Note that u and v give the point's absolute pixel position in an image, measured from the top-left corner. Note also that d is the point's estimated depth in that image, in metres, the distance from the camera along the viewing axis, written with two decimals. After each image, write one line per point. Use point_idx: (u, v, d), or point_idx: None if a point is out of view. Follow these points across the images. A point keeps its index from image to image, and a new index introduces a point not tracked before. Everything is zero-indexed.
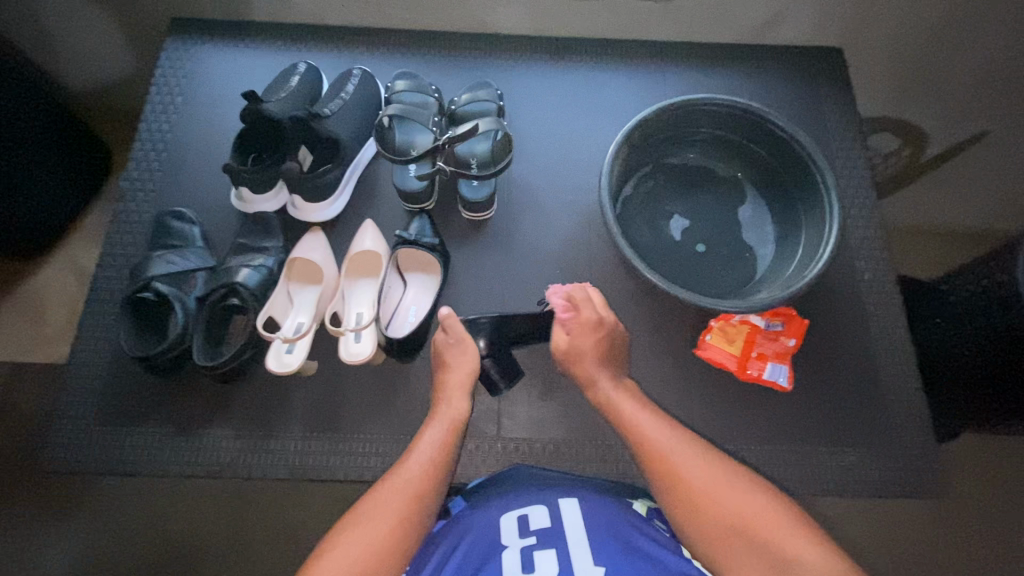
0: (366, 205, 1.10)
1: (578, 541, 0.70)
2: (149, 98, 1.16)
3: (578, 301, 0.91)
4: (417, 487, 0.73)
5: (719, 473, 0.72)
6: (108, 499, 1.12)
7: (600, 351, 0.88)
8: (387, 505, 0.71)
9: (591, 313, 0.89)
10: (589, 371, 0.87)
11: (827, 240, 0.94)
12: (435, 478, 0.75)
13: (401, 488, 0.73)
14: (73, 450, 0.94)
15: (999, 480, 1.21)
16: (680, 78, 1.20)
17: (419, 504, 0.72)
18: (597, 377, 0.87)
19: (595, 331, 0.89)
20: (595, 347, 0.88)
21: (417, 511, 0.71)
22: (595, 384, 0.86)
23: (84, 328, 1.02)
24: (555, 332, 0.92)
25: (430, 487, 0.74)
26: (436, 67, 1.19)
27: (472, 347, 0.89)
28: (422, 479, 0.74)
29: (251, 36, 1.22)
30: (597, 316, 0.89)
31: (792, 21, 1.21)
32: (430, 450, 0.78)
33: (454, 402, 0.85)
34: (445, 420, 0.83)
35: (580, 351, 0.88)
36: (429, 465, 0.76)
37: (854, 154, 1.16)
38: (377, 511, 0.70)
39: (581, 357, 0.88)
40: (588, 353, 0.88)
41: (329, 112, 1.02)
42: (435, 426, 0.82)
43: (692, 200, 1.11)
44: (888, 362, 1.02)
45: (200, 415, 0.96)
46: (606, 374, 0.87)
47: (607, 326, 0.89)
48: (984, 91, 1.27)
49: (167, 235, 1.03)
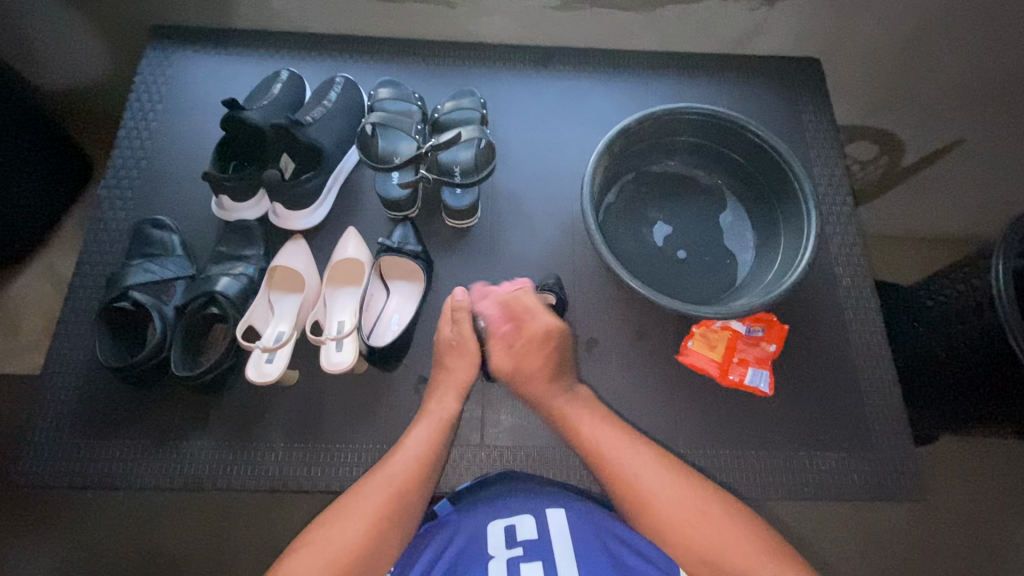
0: (349, 213, 1.09)
1: (564, 555, 0.71)
2: (129, 105, 1.15)
3: (517, 313, 0.88)
4: (399, 484, 0.73)
5: (681, 486, 0.72)
6: (84, 515, 1.10)
7: (549, 367, 0.86)
8: (370, 501, 0.71)
9: (536, 326, 0.86)
10: (541, 390, 0.85)
11: (806, 247, 0.96)
12: (419, 476, 0.75)
13: (385, 484, 0.73)
14: (46, 462, 0.92)
15: (978, 482, 1.24)
16: (663, 87, 1.21)
17: (403, 501, 0.72)
18: (547, 395, 0.85)
19: (543, 345, 0.86)
20: (544, 363, 0.86)
21: (400, 509, 0.71)
22: (549, 400, 0.85)
23: (60, 338, 1.00)
24: (495, 353, 0.89)
25: (414, 486, 0.74)
26: (420, 75, 1.19)
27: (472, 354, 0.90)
28: (409, 476, 0.74)
29: (233, 44, 1.21)
30: (542, 327, 0.87)
31: (772, 32, 1.23)
32: (418, 448, 0.79)
33: (443, 401, 0.86)
34: (434, 419, 0.83)
35: (534, 368, 0.86)
36: (415, 464, 0.76)
37: (832, 162, 1.18)
38: (358, 505, 0.70)
39: (530, 376, 0.86)
40: (537, 372, 0.85)
41: (311, 120, 1.01)
42: (427, 426, 0.82)
43: (674, 207, 1.12)
44: (867, 366, 1.03)
45: (177, 426, 0.95)
46: (557, 391, 0.85)
47: (555, 336, 0.86)
48: (956, 101, 1.31)
49: (145, 243, 1.02)
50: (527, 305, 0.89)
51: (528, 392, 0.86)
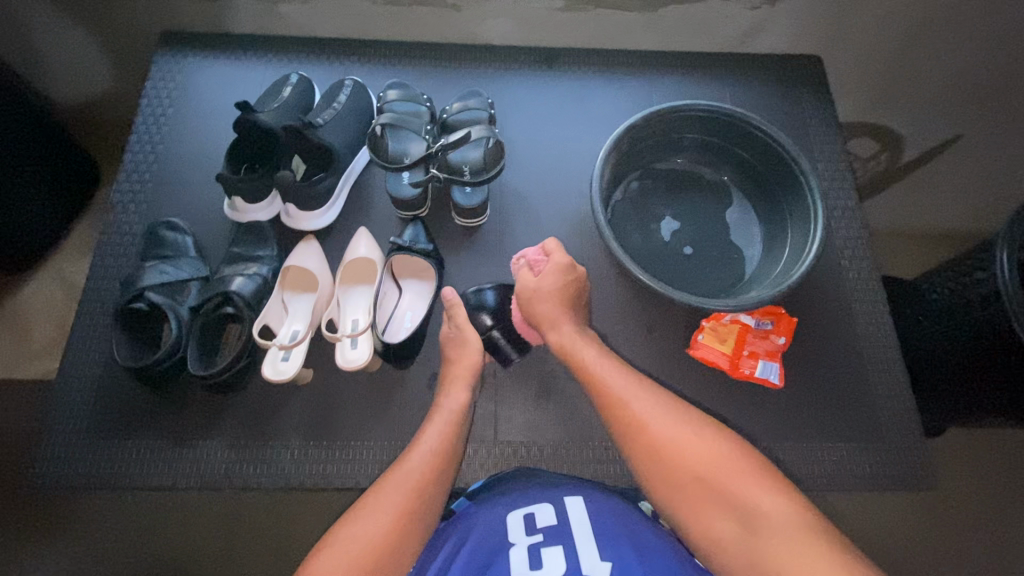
0: (360, 213, 1.10)
1: (584, 536, 0.72)
2: (139, 110, 1.16)
3: (550, 244, 0.94)
4: (419, 480, 0.74)
5: (688, 425, 0.72)
6: (105, 513, 1.12)
7: (565, 295, 0.90)
8: (392, 497, 0.72)
9: (563, 255, 0.92)
10: (552, 313, 0.89)
11: (813, 240, 0.97)
12: (437, 473, 0.76)
13: (405, 481, 0.74)
14: (63, 464, 0.93)
15: (985, 473, 1.25)
16: (666, 86, 1.23)
17: (424, 498, 0.73)
18: (558, 319, 0.89)
19: (563, 273, 0.91)
20: (561, 289, 0.91)
21: (421, 506, 0.72)
22: (557, 326, 0.88)
23: (75, 340, 1.00)
24: (522, 273, 0.94)
25: (433, 483, 0.75)
26: (427, 77, 1.21)
27: (472, 342, 0.91)
28: (427, 473, 0.75)
29: (241, 48, 1.22)
30: (568, 260, 0.92)
31: (772, 30, 1.24)
32: (434, 443, 0.80)
33: (454, 394, 0.87)
34: (447, 414, 0.84)
35: (551, 292, 0.90)
36: (433, 459, 0.78)
37: (834, 158, 1.19)
38: (380, 503, 0.71)
39: (545, 298, 0.90)
40: (552, 293, 0.90)
41: (322, 121, 1.03)
42: (440, 421, 0.83)
43: (681, 204, 1.13)
44: (875, 358, 1.04)
45: (193, 427, 0.95)
46: (567, 318, 0.89)
47: (577, 273, 0.92)
48: (954, 96, 1.33)
49: (159, 245, 1.02)
50: (552, 245, 0.94)
51: (538, 313, 0.90)
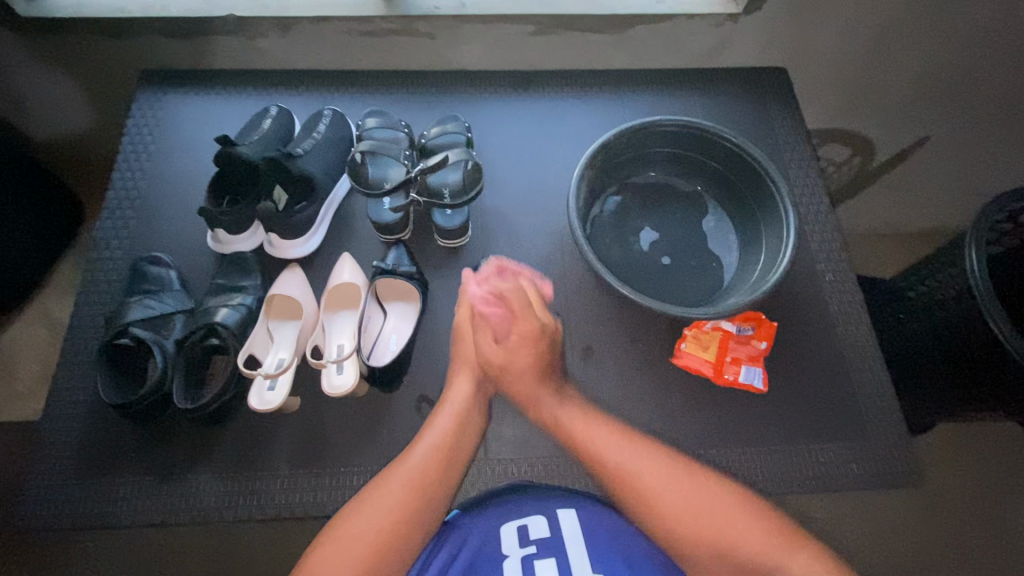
0: (343, 240, 1.12)
1: (577, 549, 0.73)
2: (122, 148, 1.18)
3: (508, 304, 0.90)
4: (419, 477, 0.76)
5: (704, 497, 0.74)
6: (101, 553, 1.12)
7: (535, 369, 0.88)
8: (391, 494, 0.74)
9: (527, 325, 0.88)
10: (528, 391, 0.88)
11: (786, 245, 1.00)
12: (438, 470, 0.78)
13: (405, 479, 0.76)
14: (49, 505, 0.92)
15: (970, 466, 1.28)
16: (638, 102, 1.26)
17: (424, 496, 0.75)
18: (536, 397, 0.88)
19: (532, 341, 0.88)
20: (532, 362, 0.89)
21: (420, 504, 0.74)
22: (539, 404, 0.87)
23: (60, 380, 1.00)
24: (483, 347, 0.91)
25: (434, 481, 0.77)
26: (405, 104, 1.24)
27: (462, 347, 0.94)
28: (427, 470, 0.77)
29: (222, 84, 1.25)
30: (537, 324, 0.89)
31: (737, 46, 1.28)
32: (436, 438, 0.81)
33: (458, 389, 0.88)
34: (455, 407, 0.85)
35: (519, 338, 0.89)
36: (435, 455, 0.79)
37: (805, 165, 1.23)
38: (379, 501, 0.73)
39: (518, 375, 0.89)
40: (523, 372, 0.89)
41: (301, 151, 1.05)
42: (445, 413, 0.85)
43: (659, 216, 1.16)
44: (857, 358, 1.06)
45: (181, 460, 0.94)
46: (546, 391, 0.88)
47: (545, 334, 0.89)
48: (919, 101, 1.37)
49: (142, 280, 1.03)
50: (510, 300, 0.90)
51: (517, 392, 0.89)
